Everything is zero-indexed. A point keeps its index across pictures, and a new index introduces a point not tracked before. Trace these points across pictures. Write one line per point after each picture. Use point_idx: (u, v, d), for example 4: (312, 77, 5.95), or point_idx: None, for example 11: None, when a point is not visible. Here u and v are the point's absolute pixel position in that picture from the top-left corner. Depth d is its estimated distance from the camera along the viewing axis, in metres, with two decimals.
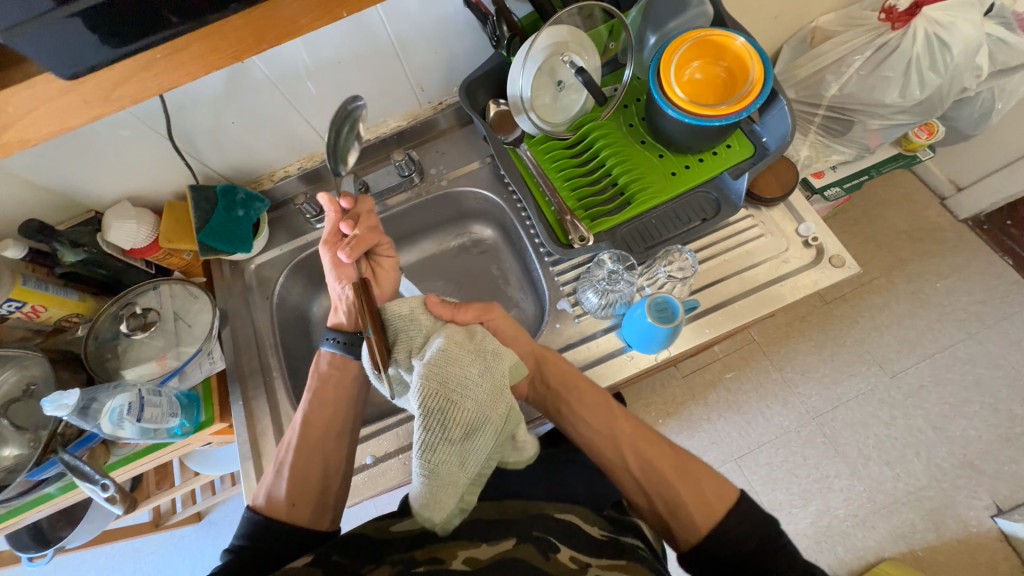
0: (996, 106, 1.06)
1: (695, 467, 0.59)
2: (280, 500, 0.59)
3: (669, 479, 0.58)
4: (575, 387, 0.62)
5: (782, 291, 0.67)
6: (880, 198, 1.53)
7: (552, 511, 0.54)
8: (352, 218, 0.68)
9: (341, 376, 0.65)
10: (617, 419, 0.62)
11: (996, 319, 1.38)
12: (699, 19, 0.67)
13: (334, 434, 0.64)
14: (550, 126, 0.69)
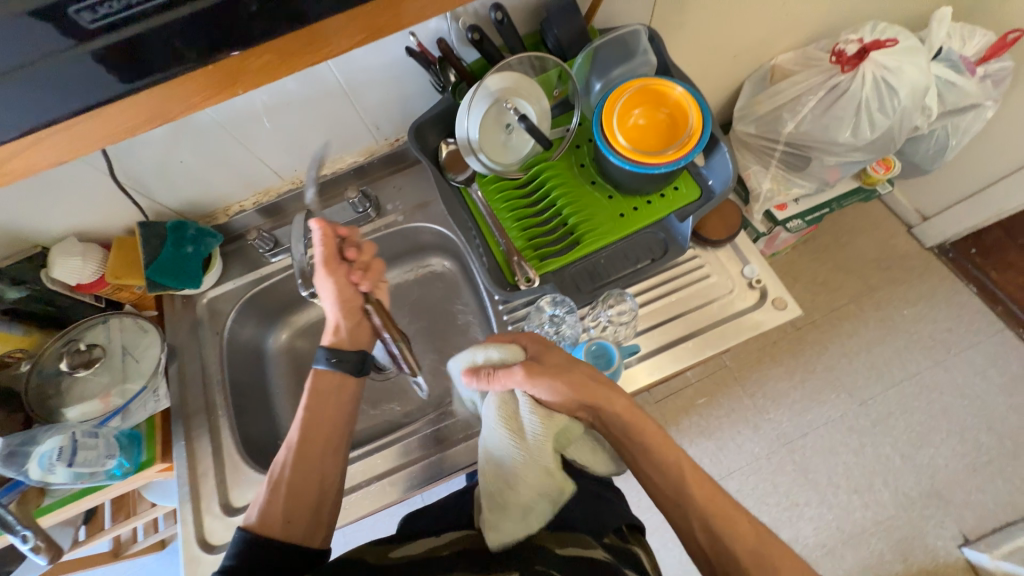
0: (950, 143, 1.08)
1: (768, 538, 0.53)
2: (275, 518, 0.53)
3: (740, 554, 0.52)
4: (649, 441, 0.58)
5: (727, 332, 0.68)
6: (849, 225, 1.55)
7: (552, 545, 0.48)
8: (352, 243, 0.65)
9: (338, 394, 0.62)
10: (689, 476, 0.56)
11: (961, 347, 1.39)
12: (643, 67, 0.69)
13: (332, 446, 0.60)
14: (501, 166, 0.70)
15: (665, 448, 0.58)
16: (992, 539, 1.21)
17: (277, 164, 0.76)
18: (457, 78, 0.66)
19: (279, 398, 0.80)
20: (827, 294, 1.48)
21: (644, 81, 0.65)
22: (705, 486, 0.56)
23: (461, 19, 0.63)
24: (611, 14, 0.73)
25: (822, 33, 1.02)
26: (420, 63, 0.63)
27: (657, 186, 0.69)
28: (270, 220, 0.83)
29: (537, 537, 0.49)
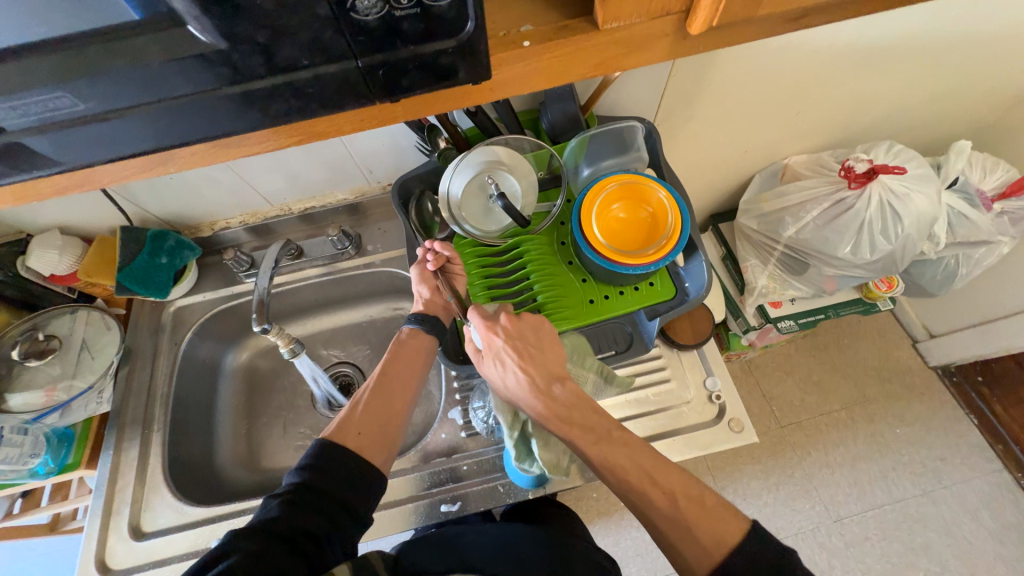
0: (958, 270, 1.04)
1: (695, 505, 0.49)
2: (351, 428, 0.55)
3: (654, 515, 0.50)
4: (574, 424, 0.54)
5: (678, 443, 0.66)
6: (853, 328, 1.48)
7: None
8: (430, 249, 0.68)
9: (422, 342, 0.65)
10: (614, 454, 0.52)
11: (954, 481, 1.29)
12: (635, 162, 0.71)
13: (407, 383, 0.62)
14: (481, 232, 0.69)
15: (592, 429, 0.54)
16: None
17: (267, 190, 0.78)
18: (447, 144, 0.67)
19: (223, 418, 0.81)
20: (819, 396, 1.41)
21: (628, 177, 0.65)
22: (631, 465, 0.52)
23: None
24: (613, 104, 0.74)
25: (837, 143, 1.01)
26: (412, 126, 0.65)
27: (630, 280, 0.67)
28: (255, 239, 0.85)
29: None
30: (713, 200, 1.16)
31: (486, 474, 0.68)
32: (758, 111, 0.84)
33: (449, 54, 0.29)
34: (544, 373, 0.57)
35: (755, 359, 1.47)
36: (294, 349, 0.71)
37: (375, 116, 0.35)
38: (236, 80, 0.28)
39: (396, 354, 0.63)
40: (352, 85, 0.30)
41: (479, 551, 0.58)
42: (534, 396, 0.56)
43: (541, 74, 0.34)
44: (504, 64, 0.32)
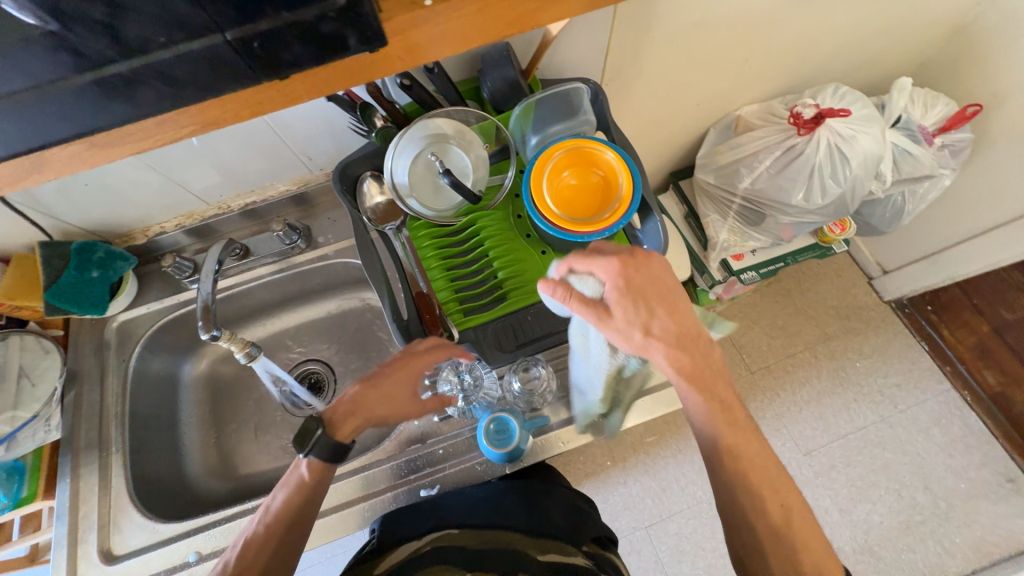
0: (906, 207, 1.08)
1: (796, 520, 0.53)
2: None
3: (760, 519, 0.53)
4: (706, 391, 0.56)
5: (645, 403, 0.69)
6: (814, 271, 1.53)
7: (533, 552, 0.52)
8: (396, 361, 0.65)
9: (321, 481, 0.60)
10: (747, 446, 0.55)
11: (908, 404, 1.38)
12: (584, 125, 0.69)
13: (299, 521, 0.59)
14: (435, 212, 0.66)
15: (726, 406, 0.56)
16: None
17: (200, 188, 0.73)
18: (386, 121, 0.64)
19: (189, 429, 0.78)
20: (785, 340, 1.47)
21: (575, 142, 0.63)
22: (759, 462, 0.55)
23: None
24: (557, 66, 0.71)
25: (787, 89, 1.01)
26: (343, 105, 0.61)
27: None
28: (197, 242, 0.80)
29: (519, 544, 0.54)
30: (671, 158, 1.16)
31: (462, 455, 0.69)
32: (706, 62, 0.83)
33: (331, 18, 0.28)
34: (681, 344, 0.55)
35: (724, 312, 1.51)
36: (250, 352, 0.69)
37: (272, 99, 0.33)
38: (83, 69, 0.27)
39: (294, 492, 0.59)
40: (225, 62, 0.29)
41: (460, 511, 0.60)
42: (671, 355, 0.54)
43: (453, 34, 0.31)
44: (407, 26, 0.30)
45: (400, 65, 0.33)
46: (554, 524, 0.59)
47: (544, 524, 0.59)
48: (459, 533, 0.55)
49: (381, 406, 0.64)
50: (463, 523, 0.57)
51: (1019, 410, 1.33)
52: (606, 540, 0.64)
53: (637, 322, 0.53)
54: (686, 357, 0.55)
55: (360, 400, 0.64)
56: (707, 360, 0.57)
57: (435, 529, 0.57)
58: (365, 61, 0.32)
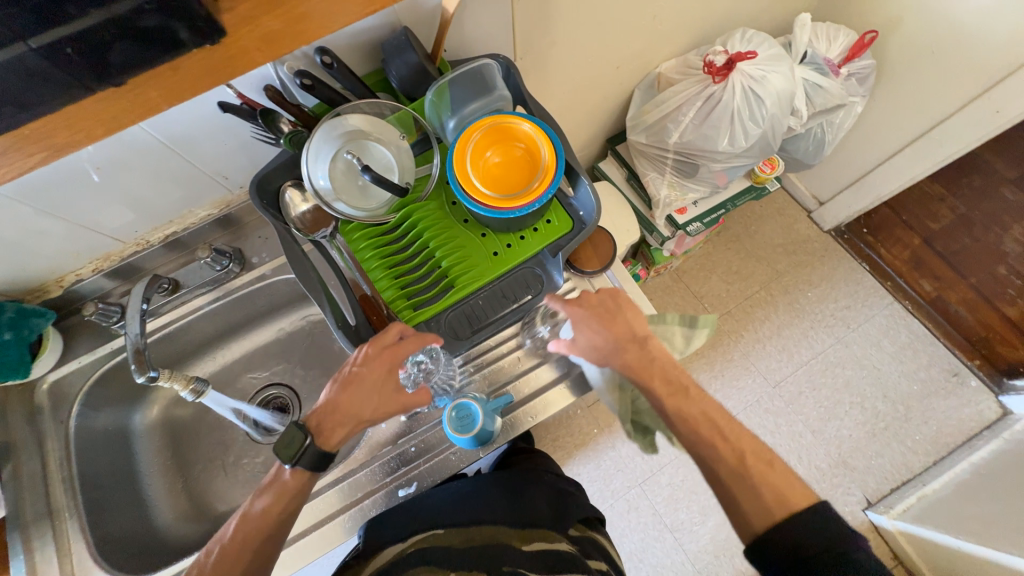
0: (826, 137, 1.14)
1: (761, 462, 0.54)
2: None
3: (720, 467, 0.55)
4: (654, 374, 0.62)
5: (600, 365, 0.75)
6: (757, 213, 1.60)
7: (517, 543, 0.54)
8: (370, 355, 0.61)
9: (297, 487, 0.57)
10: (704, 413, 0.59)
11: (860, 322, 1.47)
12: (501, 101, 0.69)
13: (275, 527, 0.56)
14: (365, 212, 0.64)
15: (681, 389, 0.60)
16: (891, 500, 1.29)
17: (112, 228, 0.68)
18: (295, 125, 0.61)
19: (151, 479, 0.76)
20: (741, 283, 1.53)
21: (492, 119, 0.63)
22: (706, 424, 0.58)
23: (286, 63, 0.58)
24: (463, 46, 0.70)
25: (699, 41, 1.03)
26: (243, 115, 0.57)
27: (528, 221, 0.66)
28: (123, 283, 0.76)
29: (504, 536, 0.55)
30: (603, 124, 1.17)
31: (435, 448, 0.70)
32: (614, 25, 0.83)
33: (149, 11, 0.31)
34: (619, 340, 0.63)
35: (681, 267, 1.56)
36: (196, 388, 0.67)
37: (134, 108, 0.36)
38: None
39: (271, 500, 0.56)
40: (43, 75, 0.31)
41: (445, 510, 0.60)
42: (615, 352, 0.63)
43: (296, 22, 0.37)
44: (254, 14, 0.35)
45: (258, 58, 0.37)
46: (539, 513, 0.61)
47: (529, 514, 0.60)
48: (444, 534, 0.55)
49: (368, 405, 0.61)
50: (452, 523, 0.57)
51: (954, 310, 1.46)
52: (593, 519, 0.68)
53: (582, 328, 0.64)
54: (631, 355, 0.62)
55: (346, 401, 0.61)
56: (655, 355, 0.63)
57: (420, 528, 0.56)
58: (223, 56, 0.36)
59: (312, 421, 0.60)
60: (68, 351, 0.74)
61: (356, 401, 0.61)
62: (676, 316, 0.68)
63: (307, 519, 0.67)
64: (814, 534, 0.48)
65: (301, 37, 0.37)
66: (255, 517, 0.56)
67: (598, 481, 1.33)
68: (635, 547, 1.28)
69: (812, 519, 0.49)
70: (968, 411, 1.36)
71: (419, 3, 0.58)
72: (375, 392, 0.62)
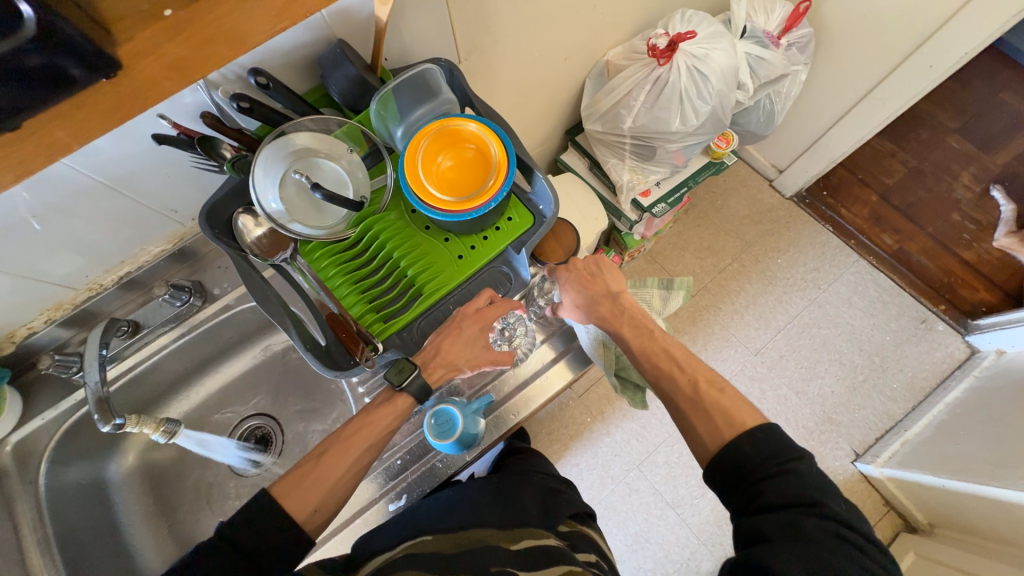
0: (775, 108, 1.17)
1: (713, 389, 0.59)
2: (304, 501, 0.55)
3: (677, 396, 0.61)
4: (624, 323, 0.69)
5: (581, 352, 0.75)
6: (721, 188, 1.63)
7: (506, 543, 0.55)
8: (473, 309, 0.65)
9: (392, 410, 0.63)
10: (661, 347, 0.65)
11: (830, 282, 1.51)
12: (447, 105, 0.69)
13: (371, 445, 0.61)
14: (323, 230, 0.63)
15: (644, 330, 0.68)
16: (877, 449, 1.34)
17: (60, 275, 0.66)
18: (237, 150, 0.60)
19: (135, 528, 0.75)
20: (713, 258, 1.56)
21: (438, 124, 0.62)
22: (664, 357, 0.65)
23: (220, 87, 0.57)
24: (403, 53, 0.70)
25: (642, 25, 1.04)
26: (180, 145, 0.55)
27: (489, 221, 0.66)
28: (80, 330, 0.73)
29: (493, 538, 0.56)
30: (559, 117, 1.18)
31: (421, 458, 0.70)
32: (554, 18, 0.83)
33: (30, 51, 0.29)
34: (595, 299, 0.71)
35: (654, 248, 1.58)
36: (168, 429, 0.66)
37: (37, 153, 0.33)
38: None
39: (369, 420, 0.62)
40: None
41: (435, 514, 0.60)
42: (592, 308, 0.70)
43: (204, 47, 0.35)
44: (155, 42, 0.33)
45: (168, 87, 0.36)
46: (527, 514, 0.62)
47: (517, 516, 0.61)
48: (433, 538, 0.55)
49: (465, 354, 0.66)
50: (441, 528, 0.57)
51: (916, 260, 1.52)
52: (582, 514, 0.68)
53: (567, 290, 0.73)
54: (605, 308, 0.70)
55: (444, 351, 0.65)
56: (624, 307, 0.70)
57: (409, 536, 0.56)
58: (126, 87, 0.34)
59: (419, 358, 0.65)
60: (29, 409, 0.71)
61: (454, 348, 0.65)
62: (653, 280, 0.80)
63: None
64: (758, 449, 0.52)
65: (212, 60, 0.36)
66: (353, 433, 0.61)
67: (596, 469, 1.34)
68: (640, 529, 1.30)
69: (759, 437, 0.52)
70: (939, 354, 1.42)
71: (351, 13, 0.58)
72: (470, 345, 0.66)
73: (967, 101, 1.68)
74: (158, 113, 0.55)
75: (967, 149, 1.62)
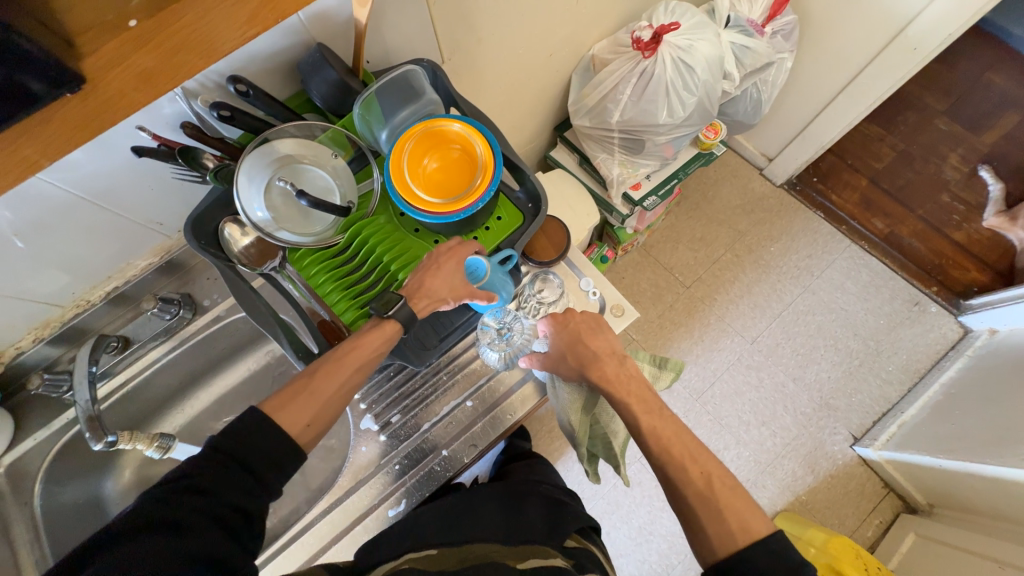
0: (761, 97, 1.18)
1: (726, 487, 0.52)
2: (296, 420, 0.53)
3: (687, 490, 0.53)
4: (629, 393, 0.61)
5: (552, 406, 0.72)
6: (711, 178, 1.63)
7: (512, 561, 0.53)
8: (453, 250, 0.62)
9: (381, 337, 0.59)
10: (664, 426, 0.57)
11: (823, 268, 1.52)
12: (431, 105, 0.68)
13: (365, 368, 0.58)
14: (311, 237, 0.62)
15: (646, 402, 0.60)
16: (875, 432, 1.34)
17: (46, 293, 0.65)
18: (221, 159, 0.59)
19: None
20: (706, 248, 1.56)
21: (423, 125, 0.62)
22: (676, 436, 0.56)
23: (200, 96, 0.56)
24: (386, 57, 0.70)
25: (626, 18, 1.04)
26: (160, 156, 0.54)
27: (478, 221, 0.66)
28: (70, 348, 0.72)
29: (497, 553, 0.54)
30: (547, 113, 1.18)
31: (420, 461, 0.70)
32: (538, 14, 0.83)
33: None
34: (590, 360, 0.64)
35: (648, 241, 1.58)
36: (163, 443, 0.65)
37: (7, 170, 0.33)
38: None
39: (355, 347, 0.58)
40: None
41: (441, 530, 0.60)
42: (590, 368, 0.63)
43: (173, 56, 0.35)
44: (121, 54, 0.33)
45: (138, 98, 0.35)
46: (531, 531, 0.60)
47: (521, 534, 0.59)
48: (438, 552, 0.55)
49: (448, 290, 0.61)
50: (447, 542, 0.57)
51: (907, 242, 1.52)
52: (589, 530, 0.68)
53: (560, 344, 0.66)
54: (603, 371, 0.63)
55: (428, 285, 0.61)
56: (626, 372, 0.63)
57: (413, 550, 0.56)
58: (95, 101, 0.34)
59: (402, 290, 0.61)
60: (21, 429, 0.71)
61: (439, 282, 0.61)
62: (645, 355, 0.75)
63: (299, 557, 0.66)
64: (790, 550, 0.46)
65: (183, 70, 0.36)
66: (348, 353, 0.57)
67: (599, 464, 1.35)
68: (643, 522, 1.30)
69: None
70: (933, 335, 1.43)
71: (329, 17, 0.57)
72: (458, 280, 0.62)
73: (953, 83, 1.69)
74: (137, 124, 0.54)
75: (955, 131, 1.63)
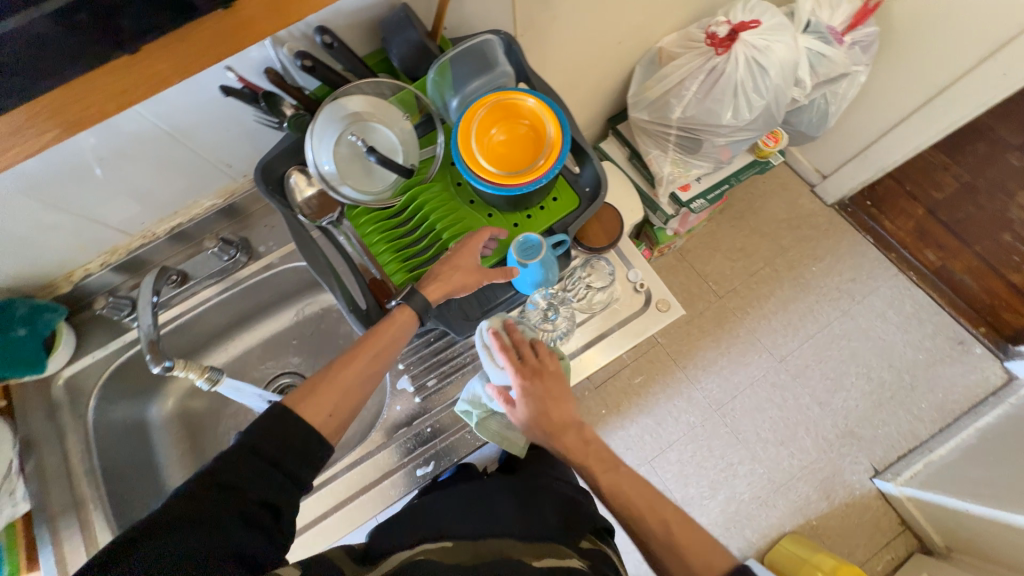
0: (829, 109, 1.13)
1: None
2: (318, 411, 0.54)
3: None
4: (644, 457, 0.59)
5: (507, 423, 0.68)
6: (760, 189, 1.58)
7: (529, 558, 0.52)
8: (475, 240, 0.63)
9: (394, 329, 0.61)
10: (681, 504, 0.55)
11: (864, 295, 1.47)
12: (503, 77, 0.68)
13: (383, 358, 0.60)
14: (372, 196, 0.63)
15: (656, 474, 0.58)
16: (898, 467, 1.30)
17: (117, 220, 0.68)
18: (297, 108, 0.60)
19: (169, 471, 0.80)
20: (745, 260, 1.52)
21: (494, 96, 0.62)
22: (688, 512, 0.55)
23: (286, 44, 0.57)
24: (462, 25, 0.69)
25: (700, 13, 1.01)
26: (244, 99, 0.56)
27: (534, 200, 0.66)
28: (131, 276, 0.77)
29: (513, 551, 0.53)
30: (604, 102, 1.16)
31: (450, 428, 0.73)
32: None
33: None
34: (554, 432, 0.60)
35: (685, 246, 1.55)
36: (211, 376, 0.68)
37: None
38: None
39: (373, 341, 0.59)
40: None
41: (457, 522, 0.58)
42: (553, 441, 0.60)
43: None
44: None
45: None
46: (548, 527, 0.59)
47: (537, 529, 0.58)
48: (453, 545, 0.53)
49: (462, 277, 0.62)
50: (461, 535, 0.55)
51: (959, 278, 1.46)
52: (602, 530, 0.68)
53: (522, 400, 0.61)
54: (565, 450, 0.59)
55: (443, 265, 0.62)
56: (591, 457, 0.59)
57: (429, 539, 0.55)
58: None
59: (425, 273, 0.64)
60: (82, 346, 0.75)
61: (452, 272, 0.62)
62: None
63: (323, 503, 0.69)
64: None
65: None
66: (365, 345, 0.59)
67: None
68: None
69: None
70: (973, 377, 1.37)
71: None
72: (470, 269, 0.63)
73: None
74: (226, 66, 0.56)
75: None
